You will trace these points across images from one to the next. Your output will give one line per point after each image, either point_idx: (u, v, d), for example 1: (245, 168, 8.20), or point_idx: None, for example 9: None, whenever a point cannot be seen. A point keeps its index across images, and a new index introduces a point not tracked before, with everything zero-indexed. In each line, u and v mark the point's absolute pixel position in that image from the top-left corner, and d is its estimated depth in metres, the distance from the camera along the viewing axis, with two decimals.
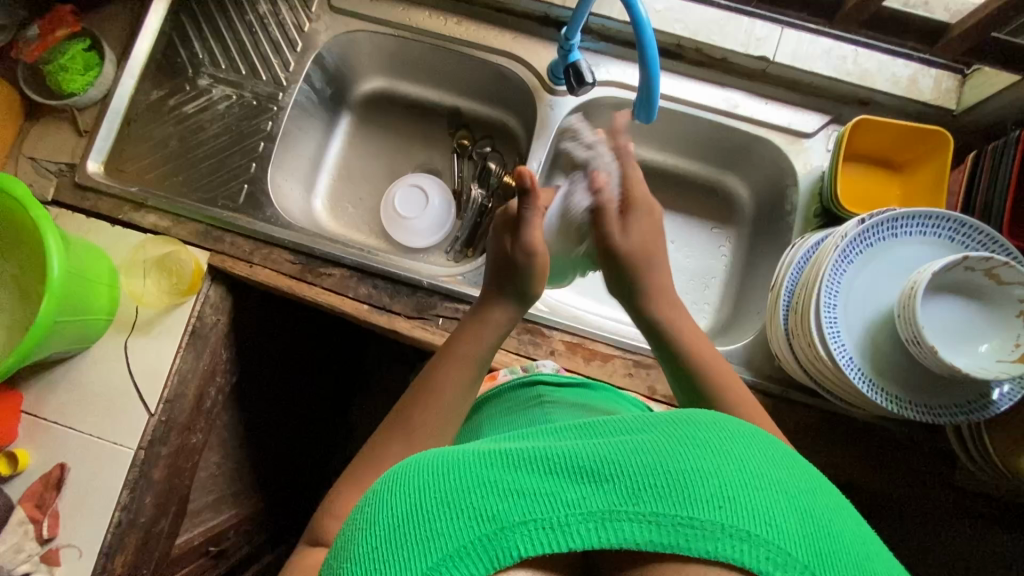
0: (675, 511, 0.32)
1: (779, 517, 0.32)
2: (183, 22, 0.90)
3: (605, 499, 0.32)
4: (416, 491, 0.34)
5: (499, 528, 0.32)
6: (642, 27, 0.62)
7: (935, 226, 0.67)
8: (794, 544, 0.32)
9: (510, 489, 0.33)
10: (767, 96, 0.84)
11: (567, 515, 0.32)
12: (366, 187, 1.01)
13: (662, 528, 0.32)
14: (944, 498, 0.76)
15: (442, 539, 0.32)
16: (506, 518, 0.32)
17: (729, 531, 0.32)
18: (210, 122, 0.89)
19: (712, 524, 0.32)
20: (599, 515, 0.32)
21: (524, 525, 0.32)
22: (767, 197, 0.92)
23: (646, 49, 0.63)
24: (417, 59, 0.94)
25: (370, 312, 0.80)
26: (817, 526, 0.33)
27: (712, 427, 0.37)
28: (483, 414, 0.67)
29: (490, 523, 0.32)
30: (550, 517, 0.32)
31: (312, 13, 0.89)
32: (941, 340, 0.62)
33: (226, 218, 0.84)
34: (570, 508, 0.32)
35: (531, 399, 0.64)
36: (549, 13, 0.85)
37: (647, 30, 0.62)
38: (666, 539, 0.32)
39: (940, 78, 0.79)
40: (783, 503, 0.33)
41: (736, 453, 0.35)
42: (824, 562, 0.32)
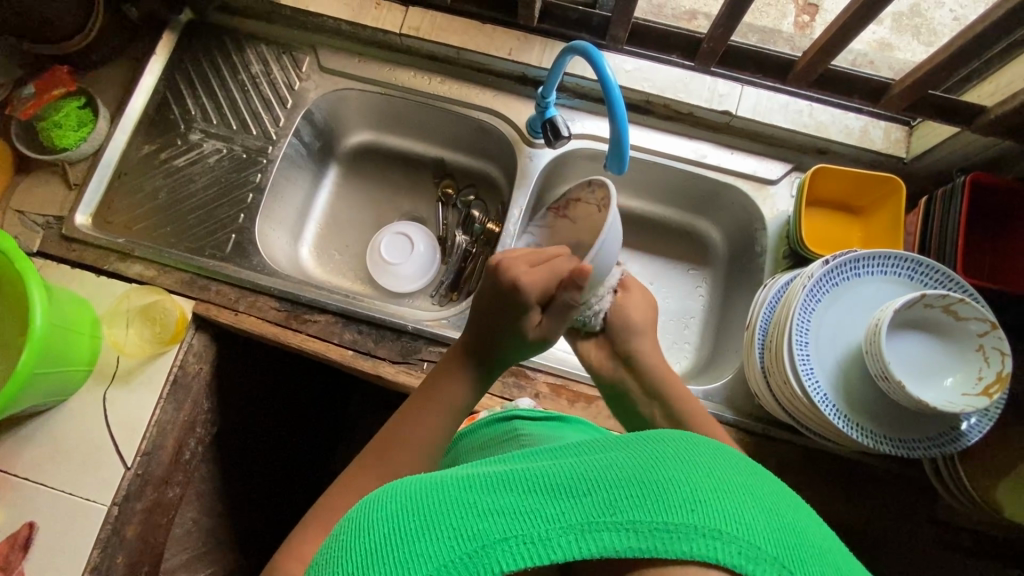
0: (649, 517, 0.32)
1: (749, 519, 0.33)
2: (177, 81, 0.94)
3: (583, 512, 0.33)
4: (400, 519, 0.35)
5: (480, 546, 0.32)
6: (610, 86, 0.67)
7: (894, 266, 0.70)
8: (763, 541, 0.33)
9: (491, 510, 0.34)
10: (732, 147, 0.89)
11: (545, 528, 0.32)
12: (352, 235, 1.04)
13: (638, 533, 0.32)
14: (929, 533, 0.76)
15: (425, 560, 0.32)
16: (486, 535, 0.33)
17: (705, 532, 0.32)
18: (199, 175, 0.91)
19: (688, 527, 0.32)
20: (577, 527, 0.32)
21: (504, 542, 0.32)
22: (738, 240, 0.96)
23: (614, 106, 0.67)
24: (401, 114, 0.99)
25: (355, 358, 0.81)
26: (786, 528, 0.34)
27: (680, 442, 0.38)
28: (461, 453, 0.68)
29: (470, 541, 0.33)
30: (529, 532, 0.32)
31: (302, 73, 0.94)
32: (909, 375, 0.64)
33: (213, 267, 0.85)
34: (549, 523, 0.32)
35: (507, 433, 0.65)
36: (526, 73, 0.91)
37: (614, 88, 0.67)
38: (644, 545, 0.32)
39: (889, 129, 0.85)
40: (751, 506, 0.34)
41: (702, 462, 0.36)
42: (795, 561, 0.32)
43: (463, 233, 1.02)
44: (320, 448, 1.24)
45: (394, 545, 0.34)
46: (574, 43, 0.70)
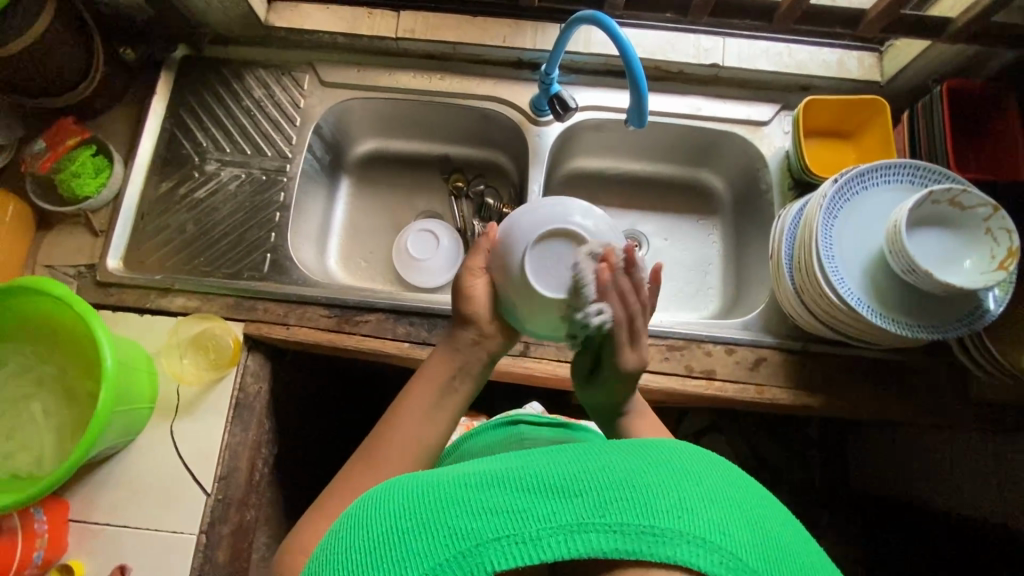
0: (636, 520, 0.35)
1: (730, 528, 0.36)
2: (183, 117, 0.96)
3: (572, 513, 0.36)
4: (401, 516, 0.39)
5: (474, 544, 0.36)
6: (629, 55, 0.71)
7: (897, 174, 0.77)
8: (744, 551, 0.35)
9: (486, 508, 0.37)
10: (724, 96, 0.95)
11: (536, 527, 0.36)
12: (375, 241, 1.06)
13: (625, 535, 0.35)
14: (966, 413, 0.83)
15: (420, 557, 0.36)
16: (479, 535, 0.36)
17: (686, 538, 0.35)
18: (223, 203, 0.92)
19: (673, 532, 0.35)
20: (566, 527, 0.35)
21: (497, 540, 0.36)
22: (740, 184, 1.02)
23: (634, 71, 0.70)
24: (406, 115, 1.02)
25: (412, 348, 0.84)
26: (766, 536, 0.37)
27: (671, 451, 0.41)
28: (463, 449, 0.74)
29: (463, 541, 0.36)
30: (521, 532, 0.35)
31: (304, 90, 0.97)
32: (932, 265, 0.71)
33: (255, 288, 0.87)
34: (540, 523, 0.36)
35: (512, 436, 0.72)
36: (522, 57, 0.95)
37: (633, 53, 0.70)
38: (630, 546, 0.35)
39: (862, 57, 0.92)
40: (735, 517, 0.37)
41: (692, 472, 0.39)
42: (772, 567, 0.36)
43: (481, 219, 1.06)
44: None
45: (396, 540, 0.37)
46: (579, 14, 0.75)
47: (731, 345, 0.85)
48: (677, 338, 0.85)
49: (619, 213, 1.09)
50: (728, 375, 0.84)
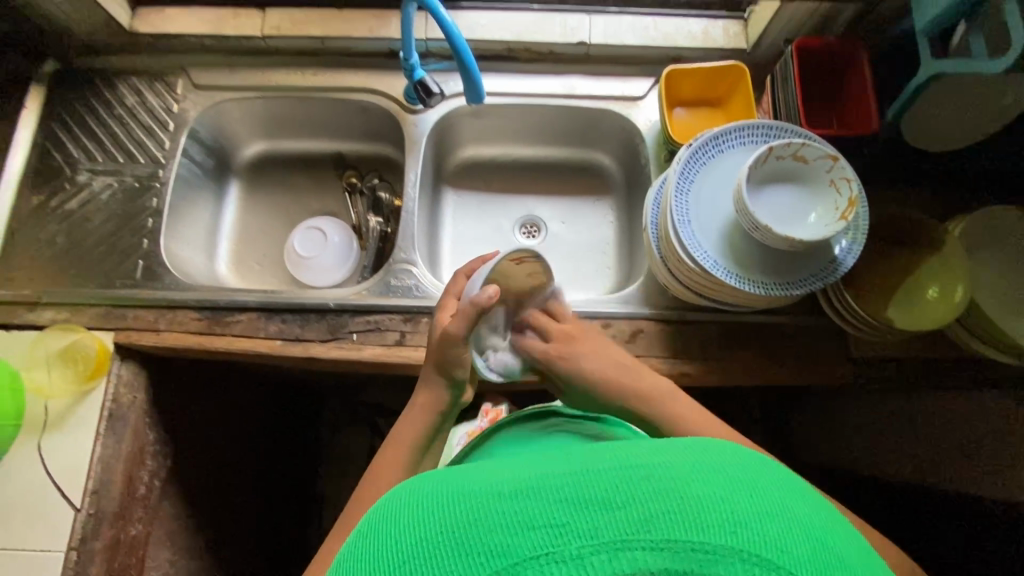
0: (697, 538, 0.27)
1: (790, 546, 0.28)
2: (54, 129, 0.95)
3: (617, 526, 0.27)
4: (411, 532, 0.30)
5: (504, 568, 0.27)
6: (457, 40, 0.73)
7: (751, 135, 0.77)
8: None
9: (519, 520, 0.28)
10: (597, 74, 0.96)
11: (578, 546, 0.27)
12: (268, 243, 1.06)
13: (681, 557, 0.26)
14: (850, 371, 0.82)
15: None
16: (506, 557, 0.27)
17: (743, 557, 0.27)
18: (94, 213, 0.91)
19: (728, 549, 0.27)
20: (612, 545, 0.27)
21: (536, 560, 0.27)
22: (628, 160, 1.02)
23: (464, 59, 0.74)
24: (287, 114, 1.01)
25: (284, 346, 0.82)
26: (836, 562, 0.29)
27: (723, 453, 0.32)
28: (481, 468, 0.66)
29: (494, 562, 0.27)
30: (562, 552, 0.27)
31: (177, 95, 0.96)
32: (777, 222, 0.71)
33: (126, 295, 0.85)
34: (582, 540, 0.27)
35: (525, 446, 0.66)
36: (392, 48, 0.95)
37: (460, 41, 0.72)
38: (677, 567, 0.26)
39: (727, 26, 0.93)
40: (797, 531, 0.29)
41: (738, 477, 0.30)
42: None
43: (376, 215, 1.05)
44: (296, 471, 1.27)
45: (399, 560, 0.29)
46: None
47: (609, 320, 0.85)
48: None
49: (514, 198, 1.07)
50: None
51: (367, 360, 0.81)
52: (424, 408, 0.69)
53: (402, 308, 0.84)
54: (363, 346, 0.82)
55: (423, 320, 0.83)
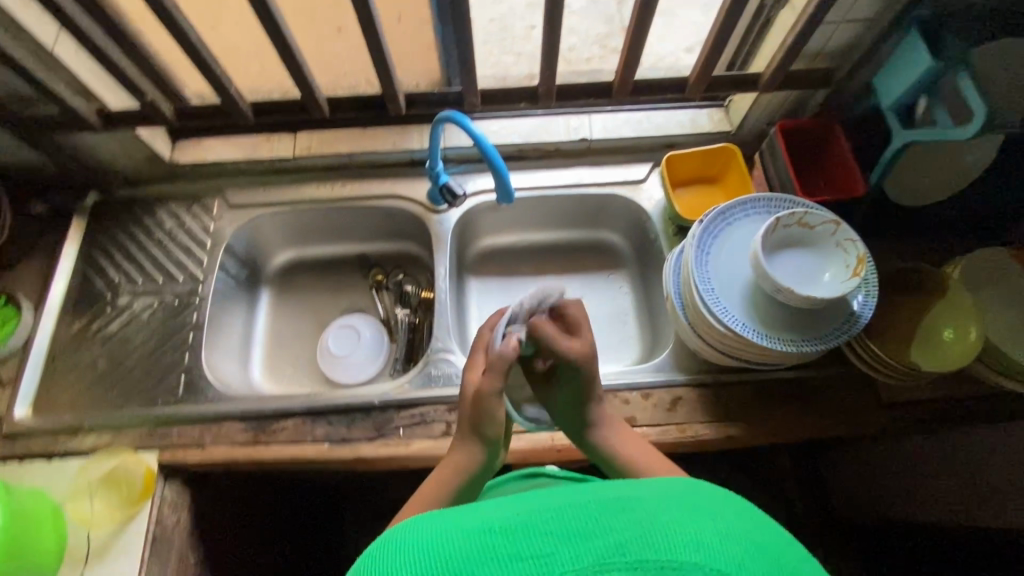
0: (662, 557, 0.32)
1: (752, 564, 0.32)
2: (94, 256, 0.99)
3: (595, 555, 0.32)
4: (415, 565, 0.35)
5: None
6: (484, 145, 0.80)
7: (755, 207, 0.84)
8: None
9: (513, 553, 0.33)
10: (602, 164, 1.05)
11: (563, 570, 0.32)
12: (300, 346, 1.08)
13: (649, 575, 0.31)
14: (883, 418, 0.85)
15: None
16: None
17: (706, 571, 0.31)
18: (135, 333, 0.93)
19: (692, 565, 0.31)
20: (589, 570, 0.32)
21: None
22: (637, 237, 1.09)
23: (493, 164, 0.82)
24: (316, 223, 1.08)
25: (332, 448, 0.83)
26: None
27: (694, 492, 0.37)
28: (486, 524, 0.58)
29: None
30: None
31: (214, 215, 1.02)
32: (796, 283, 0.76)
33: (170, 412, 0.86)
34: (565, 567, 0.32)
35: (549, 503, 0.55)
36: (414, 157, 1.04)
37: (489, 147, 0.80)
38: None
39: (711, 114, 1.04)
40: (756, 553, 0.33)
41: (705, 510, 0.35)
42: None
43: (402, 307, 1.09)
44: None
45: None
46: (440, 116, 0.83)
47: (647, 390, 0.87)
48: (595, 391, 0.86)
49: (533, 281, 1.13)
50: (649, 420, 0.85)
51: (417, 455, 0.81)
52: (452, 465, 0.64)
53: (446, 399, 0.85)
54: (411, 441, 0.82)
55: None
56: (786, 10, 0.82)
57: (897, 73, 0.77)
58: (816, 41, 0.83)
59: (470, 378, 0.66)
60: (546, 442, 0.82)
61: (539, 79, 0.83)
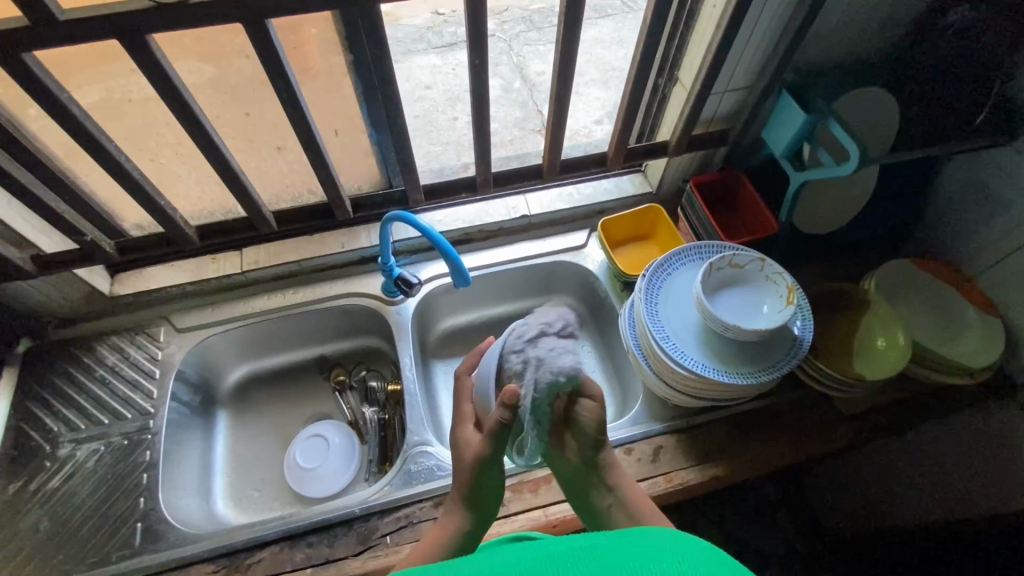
0: None
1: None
2: (28, 408, 0.91)
3: None
4: None
5: None
6: (433, 235, 0.84)
7: (689, 255, 0.92)
8: None
9: None
10: (543, 236, 1.12)
11: None
12: (265, 465, 1.02)
13: None
14: (845, 430, 0.90)
15: None
16: None
17: None
18: (81, 484, 0.85)
19: None
20: None
21: None
22: (588, 297, 1.15)
23: (444, 251, 0.85)
24: (271, 334, 1.06)
25: (316, 572, 0.77)
26: None
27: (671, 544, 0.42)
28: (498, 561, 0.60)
29: None
30: None
31: (161, 343, 0.99)
32: (741, 319, 0.83)
33: (128, 568, 0.78)
34: None
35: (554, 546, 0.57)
36: (364, 255, 1.07)
37: (435, 235, 0.84)
38: None
39: (632, 179, 1.15)
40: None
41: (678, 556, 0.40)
42: None
43: (369, 405, 1.07)
44: None
45: None
46: (388, 216, 0.87)
47: (627, 445, 0.88)
48: None
49: None
50: (636, 475, 0.86)
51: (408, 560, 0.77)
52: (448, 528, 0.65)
53: (430, 493, 0.83)
54: (401, 546, 0.78)
55: None
56: (678, 86, 0.95)
57: (780, 127, 0.89)
58: (708, 109, 0.95)
59: (465, 439, 0.67)
60: (539, 519, 0.81)
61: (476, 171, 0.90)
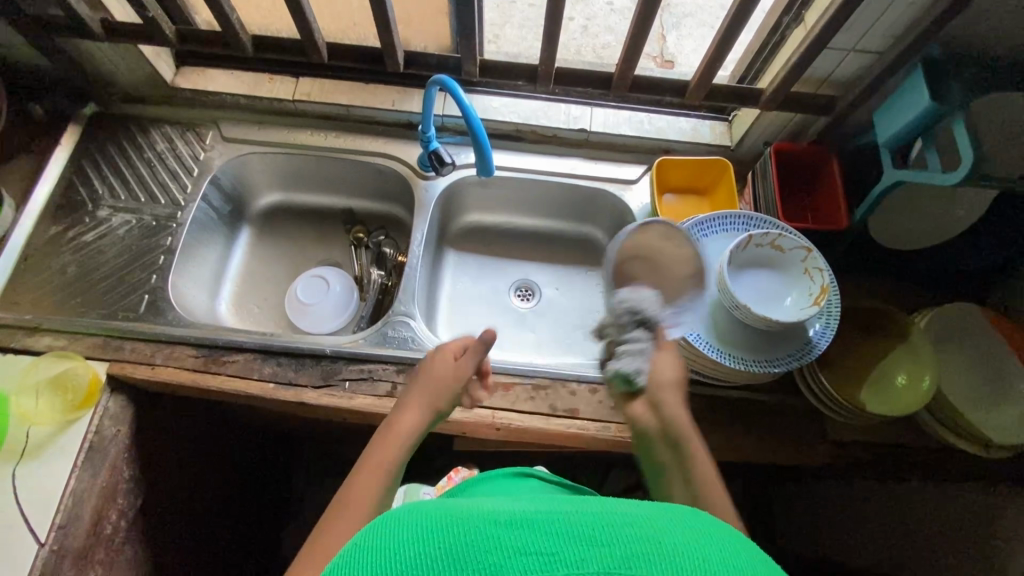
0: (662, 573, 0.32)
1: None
2: (83, 166, 0.99)
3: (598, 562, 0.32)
4: (422, 546, 0.34)
5: None
6: (471, 118, 0.80)
7: (732, 222, 0.85)
8: None
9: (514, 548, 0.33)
10: (596, 157, 1.05)
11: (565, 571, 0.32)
12: (271, 288, 1.09)
13: None
14: (823, 451, 0.85)
15: None
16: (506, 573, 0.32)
17: None
18: (109, 246, 0.94)
19: None
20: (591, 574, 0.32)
21: None
22: (619, 237, 1.09)
23: (478, 133, 0.81)
24: (306, 171, 1.09)
25: (277, 389, 0.84)
26: None
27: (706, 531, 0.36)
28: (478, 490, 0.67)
29: None
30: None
31: (205, 145, 1.03)
32: (756, 301, 0.76)
33: (126, 327, 0.87)
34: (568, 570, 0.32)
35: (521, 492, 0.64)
36: (410, 120, 1.04)
37: (474, 117, 0.80)
38: None
39: (714, 126, 1.04)
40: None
41: (710, 535, 0.35)
42: None
43: (378, 268, 1.11)
44: (266, 521, 1.23)
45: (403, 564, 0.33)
46: (434, 79, 0.83)
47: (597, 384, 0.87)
48: (543, 378, 0.87)
49: (513, 265, 1.16)
50: (591, 414, 0.85)
51: (358, 409, 0.83)
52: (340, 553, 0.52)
53: (397, 360, 0.86)
54: (356, 395, 0.83)
55: None
56: (799, 28, 0.81)
57: (895, 111, 0.76)
58: (822, 65, 0.82)
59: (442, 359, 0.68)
60: (484, 420, 0.83)
61: (540, 60, 0.83)
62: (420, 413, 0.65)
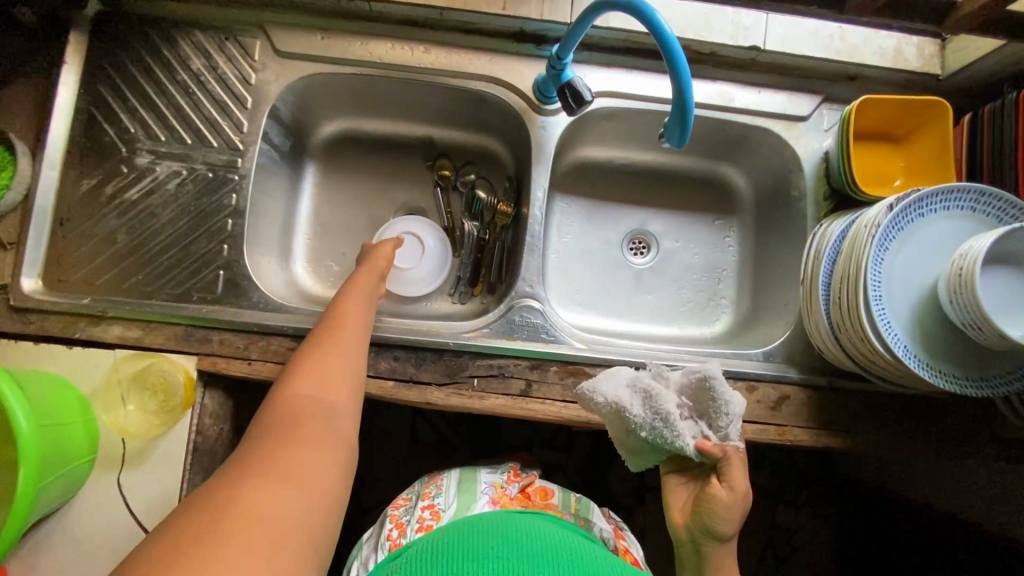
0: None
1: None
2: (101, 93, 0.76)
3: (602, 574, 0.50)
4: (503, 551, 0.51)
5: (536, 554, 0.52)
6: (668, 40, 0.59)
7: (957, 199, 0.67)
8: None
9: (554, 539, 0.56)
10: (759, 85, 0.82)
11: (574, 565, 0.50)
12: (346, 241, 0.91)
13: None
14: (990, 451, 0.78)
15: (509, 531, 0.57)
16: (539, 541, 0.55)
17: None
18: (162, 207, 0.76)
19: None
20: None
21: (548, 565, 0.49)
22: (766, 185, 0.91)
23: (675, 65, 0.60)
24: (382, 94, 0.85)
25: (397, 387, 0.73)
26: None
27: None
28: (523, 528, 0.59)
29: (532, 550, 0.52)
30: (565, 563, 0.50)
31: (255, 62, 0.78)
32: (999, 311, 0.61)
33: (207, 314, 0.73)
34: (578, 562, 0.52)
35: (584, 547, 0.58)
36: (525, 28, 0.79)
37: (675, 44, 0.59)
38: None
39: (921, 46, 0.80)
40: None
41: None
42: None
43: (471, 218, 0.92)
44: None
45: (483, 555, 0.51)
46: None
47: (752, 381, 0.78)
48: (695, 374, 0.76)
49: (625, 211, 0.97)
50: (748, 414, 0.76)
51: (491, 411, 0.73)
52: (316, 403, 0.57)
53: (529, 354, 0.75)
54: (487, 396, 0.73)
55: (552, 369, 0.75)
56: None
57: None
58: None
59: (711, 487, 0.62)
60: None
61: None
62: (365, 305, 0.71)
